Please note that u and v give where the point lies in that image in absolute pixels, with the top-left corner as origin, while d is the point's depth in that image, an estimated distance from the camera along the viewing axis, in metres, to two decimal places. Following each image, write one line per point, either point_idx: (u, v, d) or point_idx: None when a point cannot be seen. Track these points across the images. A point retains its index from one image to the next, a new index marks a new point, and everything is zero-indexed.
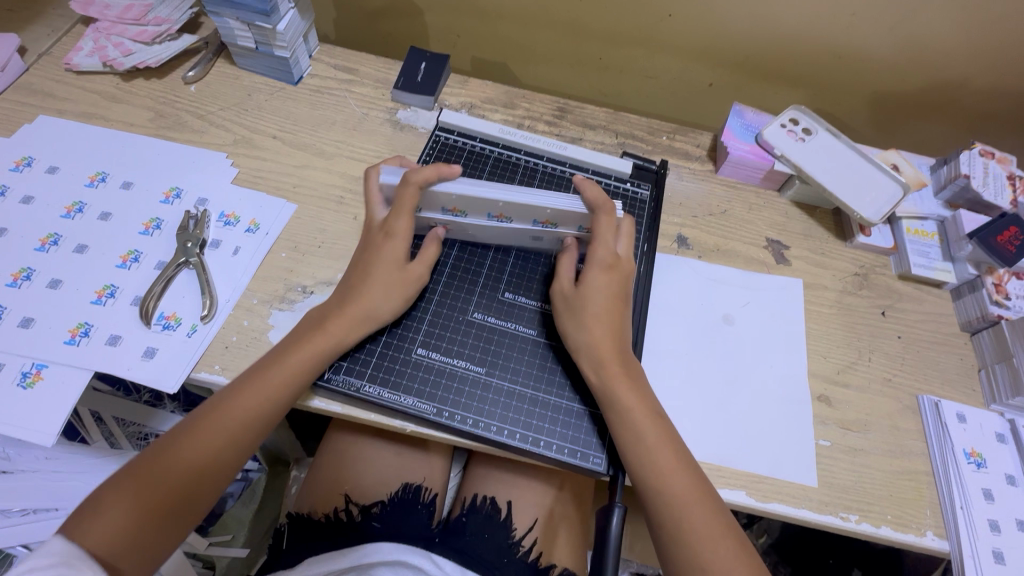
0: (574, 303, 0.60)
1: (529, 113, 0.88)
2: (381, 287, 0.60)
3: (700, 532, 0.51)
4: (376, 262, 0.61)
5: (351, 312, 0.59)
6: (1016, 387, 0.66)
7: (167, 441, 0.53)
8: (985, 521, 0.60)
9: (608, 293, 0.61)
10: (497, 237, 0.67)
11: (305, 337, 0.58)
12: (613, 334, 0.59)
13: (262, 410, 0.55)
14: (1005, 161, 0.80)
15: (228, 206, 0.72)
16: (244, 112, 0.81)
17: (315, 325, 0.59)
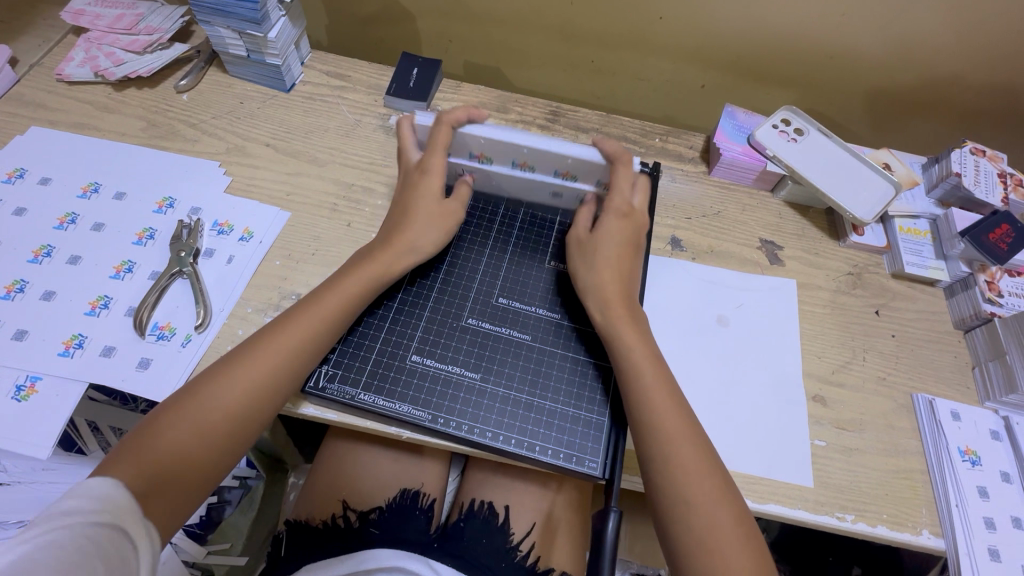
0: (587, 248, 0.65)
1: (522, 117, 0.88)
2: (424, 219, 0.66)
3: (696, 532, 0.51)
4: (418, 201, 0.66)
5: (396, 245, 0.64)
6: (1010, 384, 0.67)
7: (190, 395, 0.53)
8: (981, 519, 0.61)
9: (620, 238, 0.65)
10: (518, 188, 0.73)
11: (306, 315, 0.58)
12: (619, 280, 0.63)
13: (280, 370, 0.55)
14: (996, 159, 0.80)
15: (222, 214, 0.72)
16: (236, 120, 0.81)
17: (337, 281, 0.61)
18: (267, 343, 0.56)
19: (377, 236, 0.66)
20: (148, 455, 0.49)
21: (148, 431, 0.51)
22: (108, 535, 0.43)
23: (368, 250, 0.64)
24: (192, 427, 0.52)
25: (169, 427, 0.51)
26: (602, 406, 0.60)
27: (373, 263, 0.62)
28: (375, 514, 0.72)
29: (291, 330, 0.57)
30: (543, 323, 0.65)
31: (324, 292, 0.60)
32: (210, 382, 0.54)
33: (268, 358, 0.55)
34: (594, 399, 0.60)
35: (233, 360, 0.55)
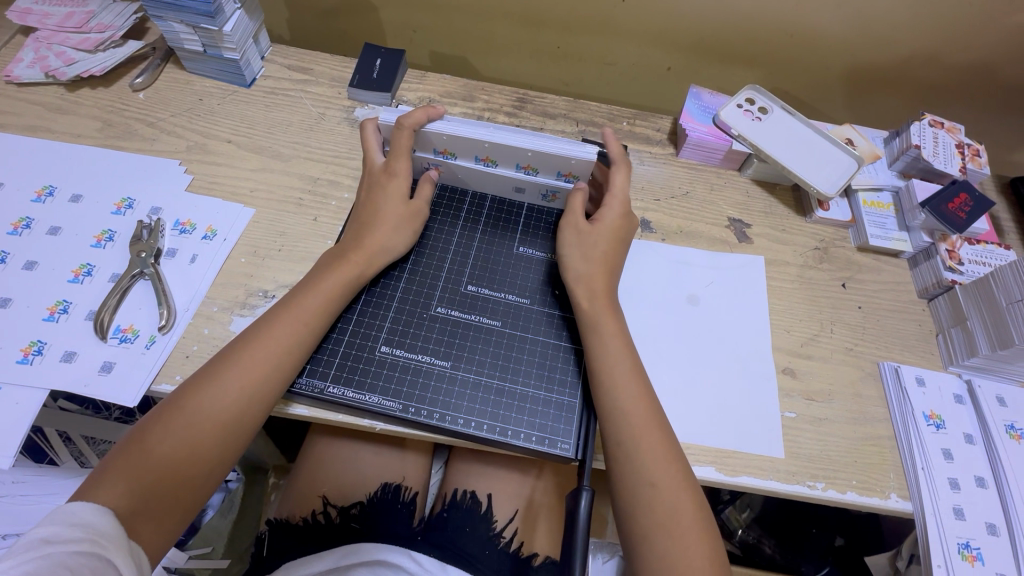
0: (584, 238, 0.66)
1: (488, 105, 0.87)
2: (393, 219, 0.65)
3: (660, 521, 0.51)
4: (384, 199, 0.66)
5: (366, 246, 0.63)
6: (971, 348, 0.68)
7: (176, 402, 0.52)
8: (946, 479, 0.62)
9: (612, 233, 0.66)
10: (482, 185, 0.73)
11: (281, 317, 0.57)
12: (606, 269, 0.64)
13: (266, 375, 0.54)
14: (954, 131, 0.82)
15: (184, 213, 0.71)
16: (196, 117, 0.80)
17: (314, 282, 0.60)
18: (249, 349, 0.55)
19: (346, 233, 0.65)
20: (136, 468, 0.49)
21: (135, 442, 0.50)
22: (93, 566, 0.41)
23: (335, 249, 0.63)
24: (180, 438, 0.51)
25: (156, 438, 0.50)
26: (574, 388, 0.60)
27: (344, 265, 0.61)
28: (356, 509, 0.72)
29: (269, 333, 0.56)
30: (513, 310, 0.65)
31: (299, 292, 0.59)
32: (196, 389, 0.53)
33: (251, 364, 0.54)
34: (565, 380, 0.61)
35: (216, 367, 0.54)
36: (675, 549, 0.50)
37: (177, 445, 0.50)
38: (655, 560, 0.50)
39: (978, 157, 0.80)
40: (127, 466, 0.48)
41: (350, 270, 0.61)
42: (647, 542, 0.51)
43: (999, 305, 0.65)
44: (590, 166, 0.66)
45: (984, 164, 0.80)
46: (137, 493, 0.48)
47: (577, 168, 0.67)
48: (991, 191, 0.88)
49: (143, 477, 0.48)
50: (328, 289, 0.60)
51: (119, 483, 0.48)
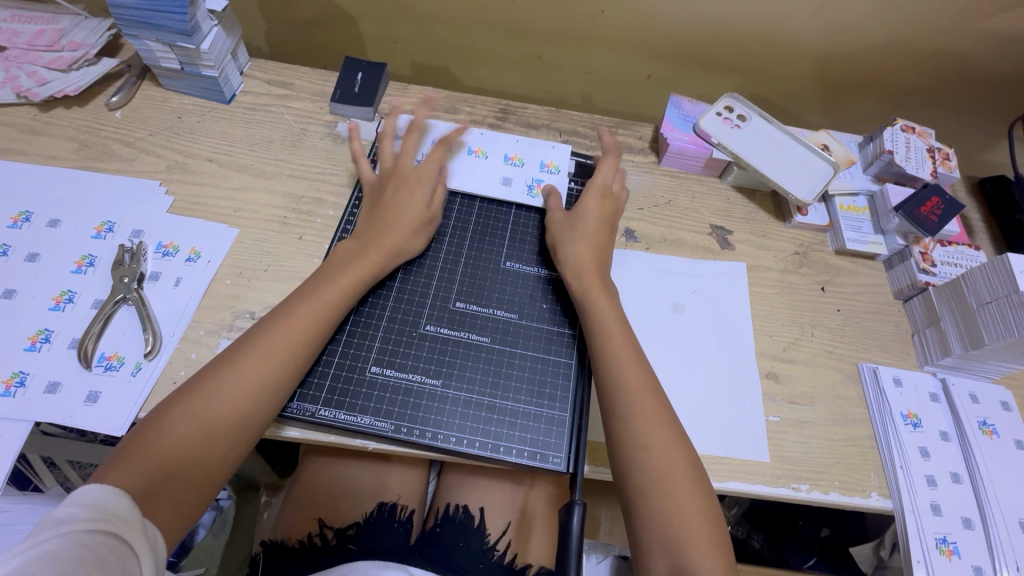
0: (571, 222, 0.69)
1: (471, 116, 0.88)
2: (411, 217, 0.67)
3: (656, 479, 0.53)
4: (404, 199, 0.69)
5: (386, 242, 0.65)
6: (945, 348, 0.71)
7: (195, 384, 0.53)
8: (924, 477, 0.64)
9: (598, 217, 0.70)
10: (470, 175, 0.76)
11: (297, 306, 0.58)
12: (594, 250, 0.68)
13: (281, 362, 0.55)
14: (925, 135, 0.84)
15: (166, 235, 0.70)
16: (176, 136, 0.79)
17: (332, 273, 0.62)
18: (260, 342, 0.55)
19: (360, 229, 0.67)
20: (149, 455, 0.49)
21: (147, 431, 0.50)
22: (112, 546, 0.42)
23: (352, 244, 0.65)
24: (193, 428, 0.51)
25: (169, 427, 0.50)
26: (564, 402, 0.61)
27: (362, 261, 0.63)
28: (352, 530, 0.72)
29: (277, 329, 0.56)
30: (502, 325, 0.65)
31: (308, 287, 0.60)
32: (207, 381, 0.53)
33: (263, 357, 0.55)
34: (555, 395, 0.61)
35: (228, 359, 0.55)
36: (671, 506, 0.53)
37: (190, 433, 0.51)
38: (654, 518, 0.52)
39: (948, 161, 0.83)
40: (140, 455, 0.49)
41: (367, 265, 0.63)
42: (644, 501, 0.53)
43: (970, 306, 0.67)
44: (565, 155, 0.80)
45: (954, 167, 0.82)
46: (150, 479, 0.48)
47: (556, 158, 0.79)
48: (961, 192, 0.90)
49: (156, 463, 0.49)
50: (345, 282, 0.61)
51: (131, 470, 0.48)
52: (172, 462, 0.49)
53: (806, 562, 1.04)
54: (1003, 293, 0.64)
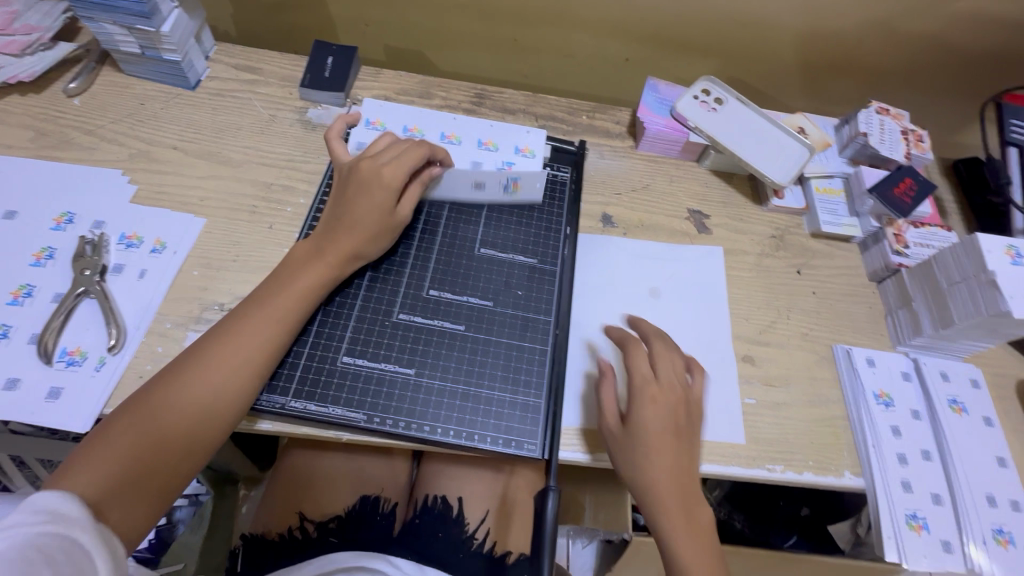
0: (628, 444, 0.58)
1: (446, 101, 0.86)
2: (366, 223, 0.62)
3: None
4: (363, 199, 0.63)
5: (346, 246, 0.61)
6: (916, 328, 0.72)
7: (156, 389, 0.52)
8: (894, 455, 0.65)
9: (663, 421, 0.58)
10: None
11: (262, 309, 0.56)
12: (675, 483, 0.57)
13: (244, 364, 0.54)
14: (899, 117, 0.85)
15: (130, 226, 0.68)
16: (139, 123, 0.76)
17: (292, 275, 0.59)
18: (222, 342, 0.54)
19: (320, 227, 0.63)
20: (107, 456, 0.48)
21: (107, 431, 0.49)
22: (63, 545, 0.41)
23: (309, 245, 0.62)
24: (154, 426, 0.50)
25: (128, 428, 0.50)
26: (539, 388, 0.61)
27: (318, 265, 0.60)
28: (333, 522, 0.71)
29: (238, 328, 0.55)
30: (476, 312, 0.64)
31: (270, 288, 0.58)
32: (169, 380, 0.52)
33: (224, 356, 0.53)
34: (529, 382, 0.61)
35: (189, 359, 0.53)
36: None
37: (152, 431, 0.50)
38: None
39: (921, 143, 0.83)
40: (99, 456, 0.48)
41: (326, 270, 0.60)
42: None
43: (940, 286, 0.68)
44: (540, 140, 0.79)
45: (927, 149, 0.83)
46: (109, 480, 0.47)
47: (532, 142, 0.78)
48: (935, 173, 0.91)
49: (117, 462, 0.48)
50: (299, 288, 0.58)
51: (90, 472, 0.47)
52: (133, 461, 0.49)
53: (786, 541, 1.06)
54: (971, 273, 0.65)
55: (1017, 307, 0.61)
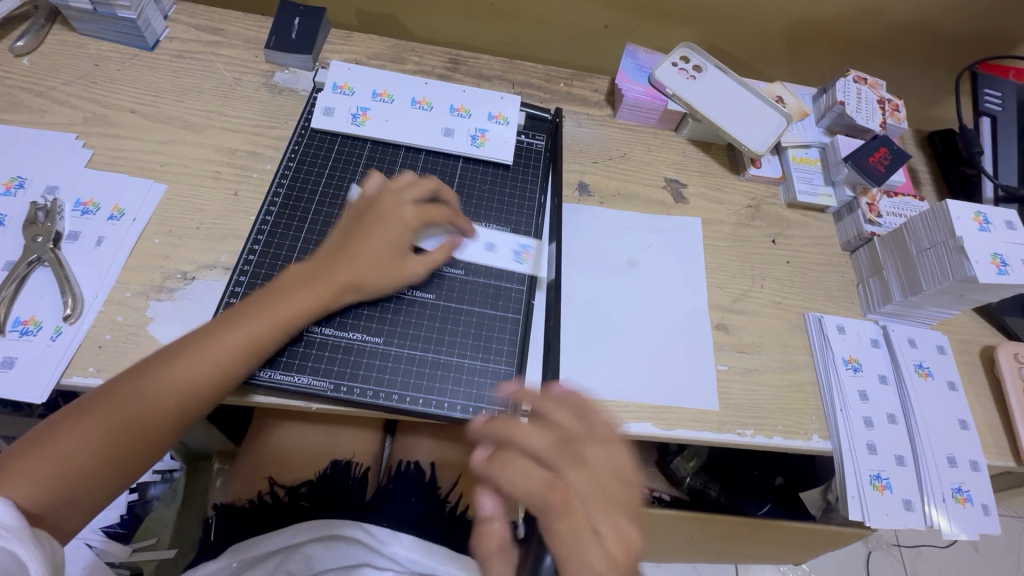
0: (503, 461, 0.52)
1: (419, 67, 0.83)
2: (377, 261, 0.59)
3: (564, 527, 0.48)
4: (378, 234, 0.60)
5: (345, 277, 0.58)
6: (886, 296, 0.73)
7: (117, 389, 0.50)
8: (861, 418, 0.67)
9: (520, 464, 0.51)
10: (413, 128, 0.72)
11: (243, 322, 0.54)
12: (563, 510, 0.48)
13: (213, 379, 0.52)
14: (876, 86, 0.84)
15: (85, 192, 0.65)
16: (93, 85, 0.72)
17: (286, 292, 0.56)
18: (191, 357, 0.51)
19: (323, 250, 0.60)
20: (52, 459, 0.47)
21: (56, 431, 0.48)
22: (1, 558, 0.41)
23: (305, 267, 0.58)
24: (106, 433, 0.49)
25: (78, 432, 0.48)
26: (511, 357, 0.61)
27: (311, 293, 0.56)
28: (305, 487, 0.70)
29: (211, 345, 0.52)
30: (447, 281, 0.64)
31: (253, 306, 0.55)
32: (129, 387, 0.50)
33: (190, 371, 0.51)
34: (502, 350, 0.61)
35: (153, 368, 0.51)
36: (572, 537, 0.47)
37: (102, 437, 0.49)
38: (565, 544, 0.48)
39: (897, 113, 0.83)
40: (41, 458, 0.47)
41: (317, 300, 0.56)
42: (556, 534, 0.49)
43: (910, 253, 0.69)
44: (516, 106, 0.76)
45: (903, 119, 0.83)
46: (52, 483, 0.47)
47: (505, 109, 0.76)
48: (910, 144, 0.92)
49: (61, 465, 0.47)
50: (282, 315, 0.55)
51: (29, 474, 0.46)
52: (77, 466, 0.48)
53: (760, 509, 1.08)
54: (940, 240, 0.65)
55: (983, 272, 0.62)
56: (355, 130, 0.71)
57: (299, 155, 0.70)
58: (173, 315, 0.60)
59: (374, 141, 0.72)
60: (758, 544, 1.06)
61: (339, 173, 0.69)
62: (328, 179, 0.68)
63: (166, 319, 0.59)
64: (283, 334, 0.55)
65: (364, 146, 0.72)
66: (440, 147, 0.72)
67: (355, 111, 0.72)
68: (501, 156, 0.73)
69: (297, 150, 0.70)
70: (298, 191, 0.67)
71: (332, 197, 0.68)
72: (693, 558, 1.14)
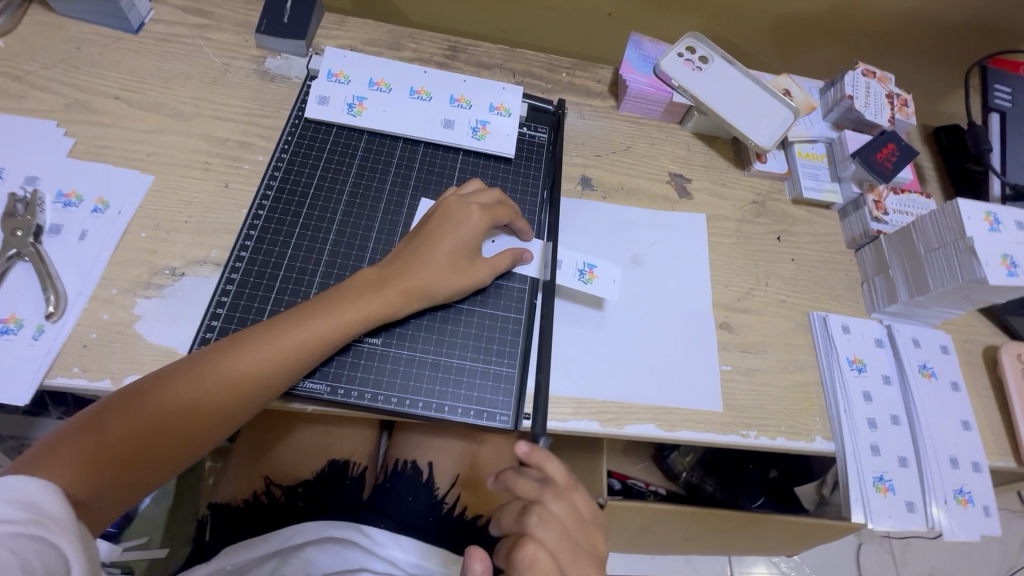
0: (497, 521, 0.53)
1: (417, 54, 0.80)
2: (439, 267, 0.57)
3: None
4: (447, 239, 0.58)
5: (409, 283, 0.56)
6: (892, 295, 0.72)
7: (164, 381, 0.48)
8: (865, 419, 0.66)
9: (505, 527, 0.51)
10: (412, 119, 0.70)
11: (301, 322, 0.52)
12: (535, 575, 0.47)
13: (264, 376, 0.50)
14: (885, 80, 0.83)
15: (68, 183, 0.62)
16: (74, 70, 0.69)
17: (347, 298, 0.54)
18: (252, 351, 0.50)
19: (393, 256, 0.59)
20: (99, 441, 0.45)
21: (107, 413, 0.46)
22: (37, 549, 0.37)
23: (374, 272, 0.57)
24: (156, 420, 0.47)
25: (131, 415, 0.46)
26: (513, 358, 0.60)
27: (378, 297, 0.55)
28: (302, 487, 0.68)
29: (274, 341, 0.51)
30: None
31: (318, 305, 0.53)
32: (190, 375, 0.48)
33: (251, 365, 0.50)
34: (503, 351, 0.60)
35: (215, 359, 0.49)
36: None
37: (152, 424, 0.47)
38: None
39: (905, 108, 0.82)
40: (88, 439, 0.44)
41: (382, 305, 0.55)
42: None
43: (919, 253, 0.68)
44: (518, 97, 0.74)
45: (911, 114, 0.81)
46: (96, 465, 0.44)
47: (507, 100, 0.73)
48: (916, 140, 0.90)
49: (108, 448, 0.45)
50: (341, 321, 0.53)
51: (74, 454, 0.44)
52: (123, 451, 0.45)
53: (754, 502, 1.08)
54: (950, 240, 0.64)
55: (993, 273, 0.61)
56: (351, 120, 0.69)
57: (293, 147, 0.67)
58: (162, 313, 0.57)
59: (372, 132, 0.69)
60: (752, 537, 1.06)
61: (334, 165, 0.67)
62: (324, 171, 0.66)
63: (154, 317, 0.57)
64: (342, 338, 0.53)
65: (360, 138, 0.69)
66: (440, 139, 0.70)
67: (351, 101, 0.69)
68: (503, 149, 0.71)
69: (290, 141, 0.67)
70: (292, 184, 0.65)
71: (327, 190, 0.65)
72: (686, 551, 1.14)
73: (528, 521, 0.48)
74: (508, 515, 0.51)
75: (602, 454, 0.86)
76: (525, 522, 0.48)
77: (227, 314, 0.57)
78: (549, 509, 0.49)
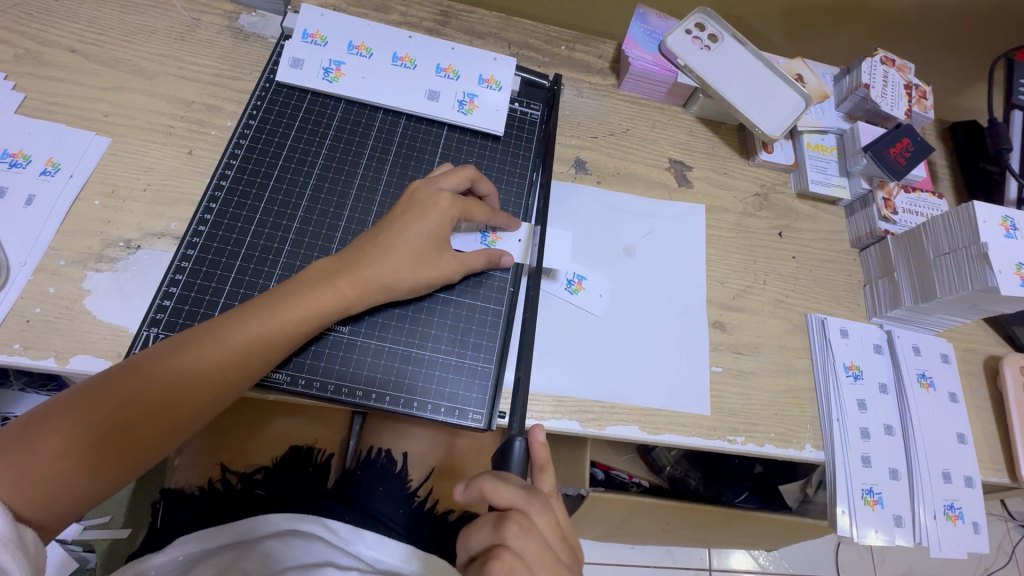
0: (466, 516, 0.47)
1: (406, 18, 0.74)
2: (410, 256, 0.53)
3: None
4: (414, 227, 0.54)
5: (370, 273, 0.52)
6: (895, 300, 0.68)
7: (111, 377, 0.44)
8: (857, 429, 0.63)
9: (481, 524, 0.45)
10: (395, 89, 0.64)
11: (258, 314, 0.48)
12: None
13: (222, 370, 0.47)
14: (904, 69, 0.77)
15: (14, 141, 0.57)
16: (28, 17, 0.63)
17: (307, 288, 0.50)
18: (201, 349, 0.46)
19: (355, 242, 0.54)
20: (30, 460, 0.40)
21: (37, 426, 0.41)
22: None
23: (328, 262, 0.52)
24: (95, 433, 0.42)
25: (63, 428, 0.42)
26: (489, 353, 0.56)
27: (330, 290, 0.50)
28: (259, 474, 0.66)
29: (223, 339, 0.47)
30: None
31: (267, 301, 0.49)
32: (141, 371, 0.45)
33: (200, 367, 0.46)
34: (479, 345, 0.56)
35: (155, 363, 0.45)
36: None
37: (97, 431, 0.43)
38: None
39: (924, 100, 0.77)
40: (18, 456, 0.40)
41: (336, 298, 0.51)
42: None
43: (927, 257, 0.64)
44: (512, 72, 0.68)
45: (929, 107, 0.77)
46: (41, 471, 0.40)
47: (498, 72, 0.68)
48: (930, 136, 0.86)
49: (48, 461, 0.41)
50: (298, 312, 0.49)
51: (6, 471, 0.39)
52: (62, 467, 0.41)
53: (738, 496, 1.03)
54: (963, 245, 0.61)
55: (1005, 283, 0.58)
56: (327, 87, 0.63)
57: (262, 113, 0.62)
58: (113, 289, 0.53)
59: (350, 102, 0.64)
60: (733, 533, 1.03)
61: (306, 135, 0.62)
62: (295, 142, 0.61)
63: (105, 292, 0.53)
64: (297, 333, 0.49)
65: (336, 106, 0.64)
66: (423, 112, 0.65)
67: (327, 65, 0.64)
68: (492, 127, 0.66)
69: (259, 107, 0.62)
70: (258, 154, 0.60)
71: (297, 162, 0.60)
72: (665, 543, 1.12)
73: (506, 531, 0.44)
74: (482, 524, 0.45)
75: (586, 448, 0.84)
76: (503, 531, 0.44)
77: (181, 294, 0.53)
78: (529, 517, 0.45)
